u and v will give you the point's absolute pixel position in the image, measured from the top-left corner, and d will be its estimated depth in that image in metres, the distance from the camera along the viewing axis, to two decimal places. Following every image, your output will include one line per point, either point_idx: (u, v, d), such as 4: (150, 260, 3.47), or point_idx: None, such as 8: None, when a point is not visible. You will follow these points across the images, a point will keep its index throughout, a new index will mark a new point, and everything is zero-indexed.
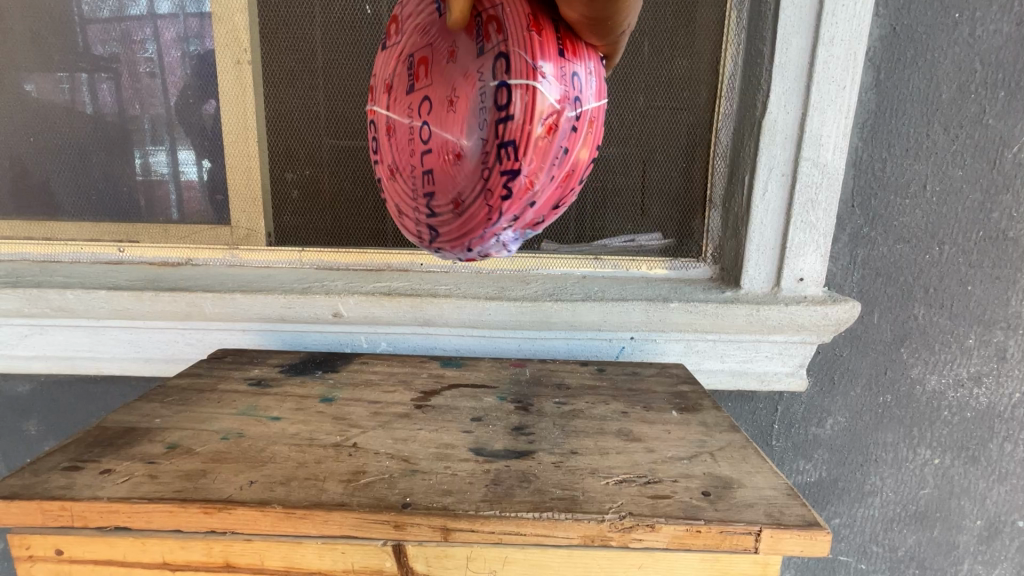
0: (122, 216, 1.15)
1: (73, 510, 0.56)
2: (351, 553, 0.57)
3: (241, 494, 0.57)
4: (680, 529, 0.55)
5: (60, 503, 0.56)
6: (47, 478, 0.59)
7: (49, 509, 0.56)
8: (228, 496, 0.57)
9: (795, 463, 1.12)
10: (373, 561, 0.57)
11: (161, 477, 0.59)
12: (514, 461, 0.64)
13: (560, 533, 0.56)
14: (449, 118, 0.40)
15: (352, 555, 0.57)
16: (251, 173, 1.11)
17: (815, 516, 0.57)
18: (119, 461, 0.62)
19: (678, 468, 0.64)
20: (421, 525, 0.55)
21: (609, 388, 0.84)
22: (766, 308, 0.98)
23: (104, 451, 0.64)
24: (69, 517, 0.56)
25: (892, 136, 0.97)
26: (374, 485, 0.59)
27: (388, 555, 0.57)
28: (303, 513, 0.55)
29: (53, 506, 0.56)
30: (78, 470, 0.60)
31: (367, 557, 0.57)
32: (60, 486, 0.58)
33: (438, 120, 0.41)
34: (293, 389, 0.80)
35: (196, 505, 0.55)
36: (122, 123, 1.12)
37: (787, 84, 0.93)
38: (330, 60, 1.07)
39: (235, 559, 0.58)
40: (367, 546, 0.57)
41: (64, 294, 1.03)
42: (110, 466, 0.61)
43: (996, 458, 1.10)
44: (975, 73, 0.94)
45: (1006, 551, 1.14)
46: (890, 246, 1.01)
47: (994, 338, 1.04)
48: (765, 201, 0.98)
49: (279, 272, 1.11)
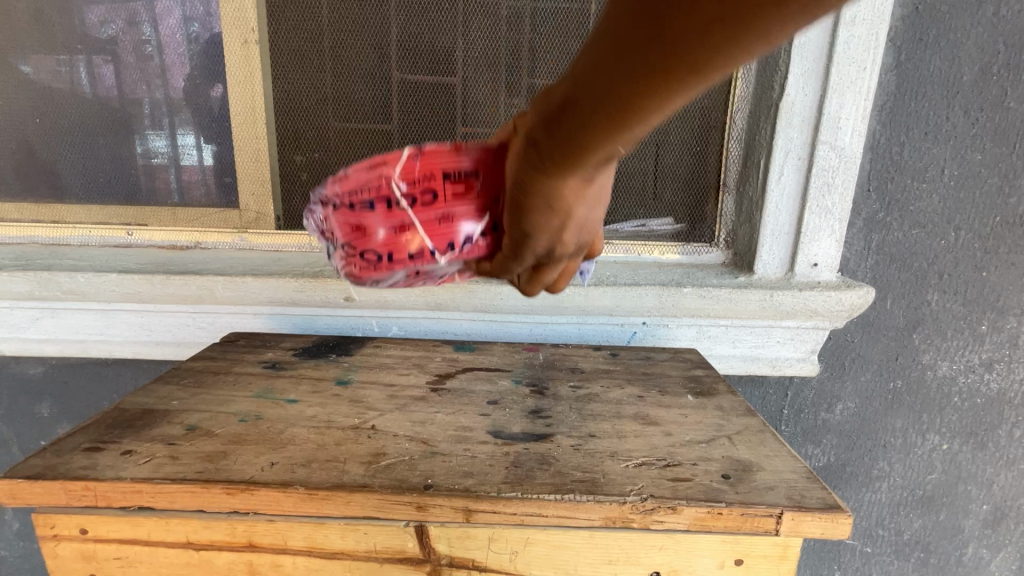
0: (129, 198, 1.15)
1: (96, 490, 0.56)
2: (373, 534, 0.58)
3: (262, 475, 0.57)
4: (701, 511, 0.55)
5: (83, 483, 0.56)
6: (69, 459, 0.59)
7: (73, 489, 0.56)
8: (250, 477, 0.57)
9: (805, 448, 1.12)
10: (395, 542, 0.58)
11: (182, 459, 0.59)
12: (533, 444, 0.65)
13: (583, 514, 0.56)
14: (353, 182, 0.46)
15: (374, 536, 0.58)
16: (259, 155, 1.11)
17: (836, 499, 0.57)
18: (140, 443, 0.62)
19: (697, 450, 0.64)
20: (444, 507, 0.55)
21: (624, 372, 0.84)
22: (780, 293, 0.98)
23: (124, 433, 0.64)
24: (93, 498, 0.56)
25: (910, 119, 0.96)
26: (396, 467, 0.59)
27: (411, 536, 0.58)
28: (325, 494, 0.55)
29: (76, 486, 0.56)
30: (99, 451, 0.60)
31: (389, 539, 0.58)
32: (83, 466, 0.58)
33: (357, 174, 0.46)
34: (309, 372, 0.80)
35: (219, 486, 0.55)
36: (128, 106, 1.10)
37: (806, 65, 0.92)
38: (338, 39, 1.05)
39: (258, 539, 0.58)
40: (390, 527, 0.57)
41: (75, 277, 1.03)
42: (132, 447, 0.61)
43: (1004, 444, 1.10)
44: (999, 54, 0.92)
45: (1011, 536, 1.15)
46: (905, 231, 1.00)
47: (1006, 324, 1.04)
48: (781, 184, 0.97)
49: (290, 256, 1.10)
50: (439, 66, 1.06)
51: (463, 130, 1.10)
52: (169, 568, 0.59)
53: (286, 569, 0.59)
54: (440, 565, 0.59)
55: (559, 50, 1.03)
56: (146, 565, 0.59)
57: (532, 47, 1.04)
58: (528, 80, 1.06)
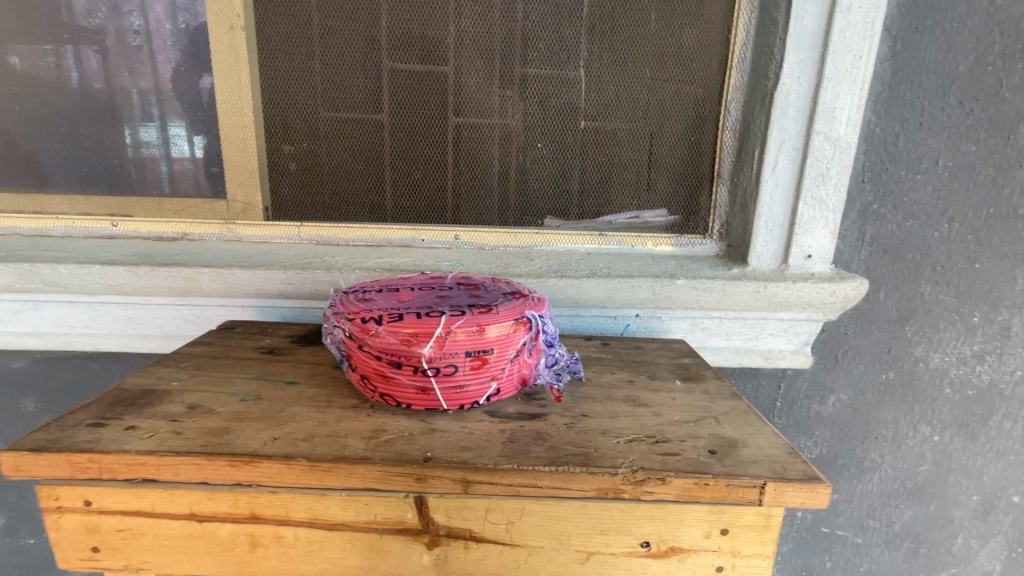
0: (114, 189, 1.13)
1: (102, 462, 0.55)
2: (373, 505, 0.57)
3: (265, 448, 0.56)
4: (689, 482, 0.55)
5: (89, 455, 0.55)
6: (72, 433, 0.58)
7: (78, 461, 0.55)
8: (253, 450, 0.56)
9: (796, 440, 1.13)
10: (395, 513, 0.57)
11: (187, 433, 0.59)
12: (528, 422, 0.64)
13: (575, 486, 0.55)
14: None
15: (374, 507, 0.57)
16: (246, 142, 1.10)
17: (817, 471, 0.57)
18: (143, 419, 0.61)
19: (684, 428, 0.64)
20: (442, 478, 0.55)
21: (614, 360, 0.84)
22: (774, 284, 0.98)
23: (127, 410, 0.63)
24: (98, 470, 0.55)
25: (906, 109, 0.96)
26: (394, 442, 0.59)
27: (410, 507, 0.57)
28: (328, 466, 0.55)
29: (82, 458, 0.55)
30: (103, 426, 0.59)
31: (389, 510, 0.57)
32: (87, 440, 0.57)
33: None
34: (306, 356, 0.80)
35: (223, 458, 0.55)
36: (113, 96, 1.09)
37: (801, 55, 0.92)
38: (326, 26, 1.05)
39: (262, 510, 0.58)
40: (389, 498, 0.57)
41: (57, 268, 1.01)
42: (135, 423, 0.60)
43: (994, 435, 1.12)
44: (994, 44, 0.93)
45: (999, 526, 1.17)
46: (899, 223, 1.01)
47: (998, 316, 1.05)
48: (775, 175, 0.97)
49: (279, 249, 1.08)
50: (430, 54, 1.04)
51: (456, 121, 1.08)
52: (172, 539, 0.58)
53: (287, 541, 0.59)
54: (438, 536, 0.58)
55: (549, 37, 1.02)
56: (150, 536, 0.58)
57: (525, 35, 1.03)
58: (517, 69, 1.04)
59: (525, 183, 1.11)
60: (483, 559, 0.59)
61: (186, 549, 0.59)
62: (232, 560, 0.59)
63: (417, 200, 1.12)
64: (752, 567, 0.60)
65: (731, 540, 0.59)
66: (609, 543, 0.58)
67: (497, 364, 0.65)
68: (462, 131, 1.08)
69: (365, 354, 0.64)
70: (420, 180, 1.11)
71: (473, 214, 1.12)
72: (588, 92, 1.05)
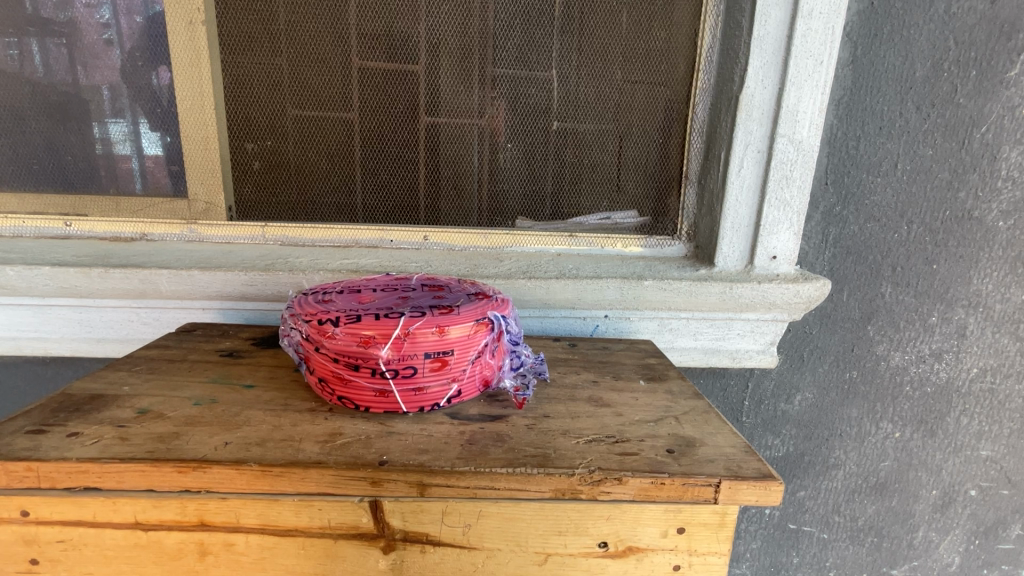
0: (67, 187, 1.08)
1: (40, 470, 0.52)
2: (327, 509, 0.56)
3: (216, 453, 0.55)
4: (646, 481, 0.55)
5: (26, 463, 0.52)
6: (11, 440, 0.55)
7: (14, 470, 0.52)
8: (203, 455, 0.54)
9: (764, 438, 1.14)
10: (350, 517, 0.57)
11: (133, 439, 0.56)
12: (488, 424, 0.63)
13: (533, 487, 0.55)
14: None
15: (328, 512, 0.56)
16: (209, 143, 1.07)
17: (771, 468, 0.57)
18: (87, 425, 0.59)
19: (644, 428, 0.64)
20: (398, 481, 0.54)
21: (581, 360, 0.84)
22: (740, 286, 0.99)
23: (72, 416, 0.61)
24: (35, 479, 0.53)
25: (866, 114, 0.98)
26: (350, 445, 0.58)
27: (365, 511, 0.56)
28: (279, 470, 0.53)
29: (18, 467, 0.52)
30: (43, 433, 0.57)
31: (344, 514, 0.57)
32: (24, 448, 0.54)
33: None
34: (266, 359, 0.78)
35: (171, 464, 0.53)
36: (73, 93, 1.05)
37: (764, 57, 0.92)
38: (291, 22, 1.03)
39: (211, 517, 0.56)
40: (344, 502, 0.56)
41: (4, 270, 0.95)
42: (78, 430, 0.58)
43: (952, 432, 1.15)
44: (950, 51, 0.95)
45: (958, 518, 1.20)
46: (861, 225, 1.03)
47: (955, 315, 1.07)
48: (740, 177, 0.97)
49: (242, 248, 1.04)
50: (399, 51, 1.04)
51: (428, 121, 1.07)
52: (115, 550, 0.57)
53: (238, 548, 0.58)
54: (395, 540, 0.58)
55: (518, 37, 1.02)
56: (91, 546, 0.57)
57: (496, 37, 1.02)
58: (489, 71, 1.04)
59: (496, 184, 1.10)
60: (440, 563, 0.59)
61: (131, 558, 0.57)
62: (180, 570, 0.58)
63: (386, 200, 1.10)
64: (709, 564, 0.60)
65: (687, 539, 0.59)
66: (566, 544, 0.59)
67: (458, 366, 0.64)
68: (435, 130, 1.07)
69: (323, 356, 0.63)
70: (389, 180, 1.09)
71: (451, 217, 1.11)
72: (559, 93, 1.05)
